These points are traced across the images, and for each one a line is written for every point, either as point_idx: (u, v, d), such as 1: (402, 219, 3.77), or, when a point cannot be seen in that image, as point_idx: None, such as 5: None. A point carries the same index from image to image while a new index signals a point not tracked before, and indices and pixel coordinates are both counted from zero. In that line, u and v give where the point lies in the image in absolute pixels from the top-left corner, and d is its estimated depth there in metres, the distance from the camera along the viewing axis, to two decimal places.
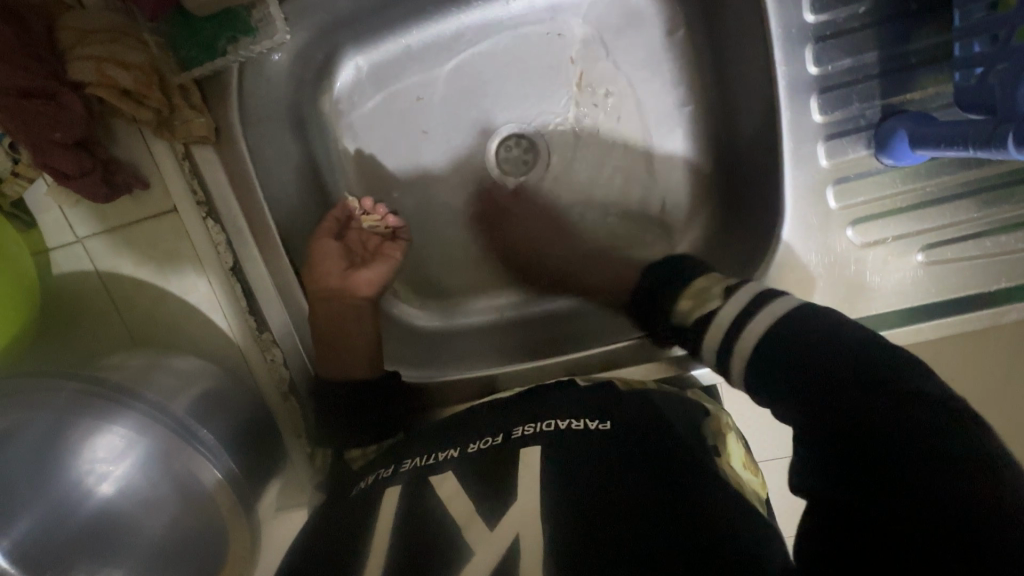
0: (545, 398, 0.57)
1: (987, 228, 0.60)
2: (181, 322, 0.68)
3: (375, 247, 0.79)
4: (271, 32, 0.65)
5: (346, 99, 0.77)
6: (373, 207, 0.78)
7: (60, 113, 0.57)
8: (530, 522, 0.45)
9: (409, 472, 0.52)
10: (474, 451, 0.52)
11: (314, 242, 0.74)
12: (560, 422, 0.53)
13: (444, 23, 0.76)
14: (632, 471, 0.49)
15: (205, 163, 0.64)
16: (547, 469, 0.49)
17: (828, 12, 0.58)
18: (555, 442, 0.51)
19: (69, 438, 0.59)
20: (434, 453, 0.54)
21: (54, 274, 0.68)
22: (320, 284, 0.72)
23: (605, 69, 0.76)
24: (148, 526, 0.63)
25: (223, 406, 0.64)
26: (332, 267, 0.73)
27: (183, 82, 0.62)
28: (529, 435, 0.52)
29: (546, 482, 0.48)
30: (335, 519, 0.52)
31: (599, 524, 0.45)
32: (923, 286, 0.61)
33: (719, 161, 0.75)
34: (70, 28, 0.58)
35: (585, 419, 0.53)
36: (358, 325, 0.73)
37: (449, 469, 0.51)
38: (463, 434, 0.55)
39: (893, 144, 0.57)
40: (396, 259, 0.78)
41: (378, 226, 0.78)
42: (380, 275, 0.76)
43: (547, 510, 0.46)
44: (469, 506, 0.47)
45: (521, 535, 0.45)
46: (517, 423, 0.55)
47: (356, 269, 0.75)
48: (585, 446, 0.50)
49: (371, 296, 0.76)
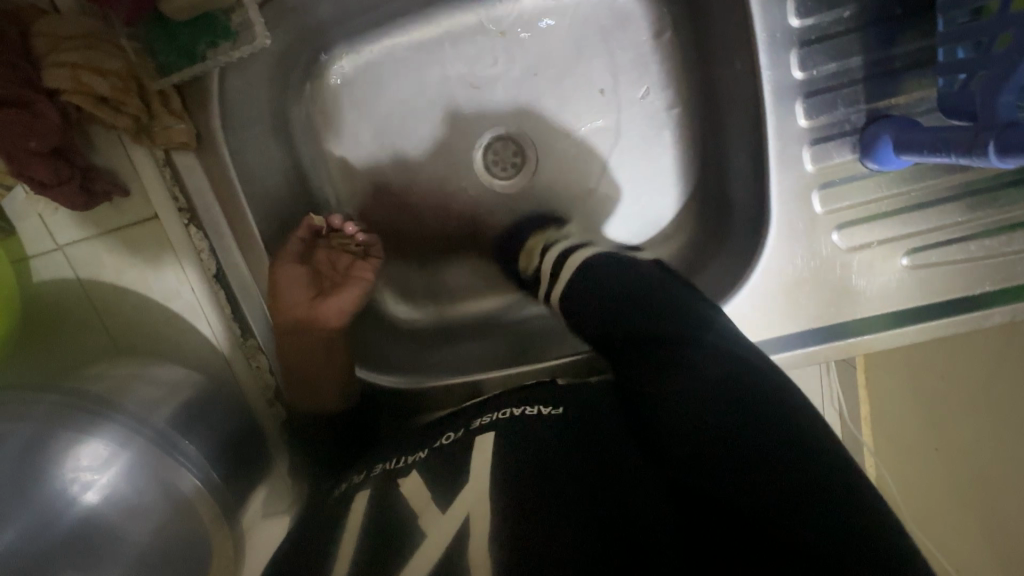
0: (504, 398, 0.57)
1: (972, 232, 0.60)
2: (164, 329, 0.68)
3: (346, 266, 0.74)
4: (249, 39, 0.63)
5: (328, 102, 0.76)
6: (343, 225, 0.74)
7: (35, 121, 0.56)
8: (484, 504, 0.45)
9: (380, 475, 0.52)
10: (437, 447, 0.52)
11: (273, 264, 0.68)
12: (514, 410, 0.53)
13: (428, 26, 0.75)
14: (584, 457, 0.48)
15: (186, 169, 0.63)
16: (496, 454, 0.48)
17: (814, 16, 0.58)
18: (510, 430, 0.51)
19: (51, 449, 0.58)
20: (403, 456, 0.54)
21: (35, 282, 0.67)
22: (286, 314, 0.67)
23: (590, 70, 0.76)
24: (136, 537, 0.62)
25: (206, 413, 0.64)
26: (299, 296, 0.68)
27: (162, 88, 0.61)
28: (486, 424, 0.52)
29: (496, 464, 0.48)
30: (314, 520, 0.52)
31: (531, 510, 0.43)
32: (907, 290, 0.61)
33: (706, 162, 0.74)
34: (46, 35, 0.57)
35: (539, 406, 0.53)
36: (328, 357, 0.69)
37: (411, 469, 0.51)
38: (430, 435, 0.55)
39: (878, 149, 0.56)
40: (369, 279, 0.73)
41: (347, 244, 0.75)
42: (350, 301, 0.71)
43: (492, 493, 0.45)
44: (424, 495, 0.47)
45: (469, 513, 0.44)
46: (474, 418, 0.55)
47: (326, 296, 0.71)
48: (537, 432, 0.50)
49: (345, 325, 0.72)
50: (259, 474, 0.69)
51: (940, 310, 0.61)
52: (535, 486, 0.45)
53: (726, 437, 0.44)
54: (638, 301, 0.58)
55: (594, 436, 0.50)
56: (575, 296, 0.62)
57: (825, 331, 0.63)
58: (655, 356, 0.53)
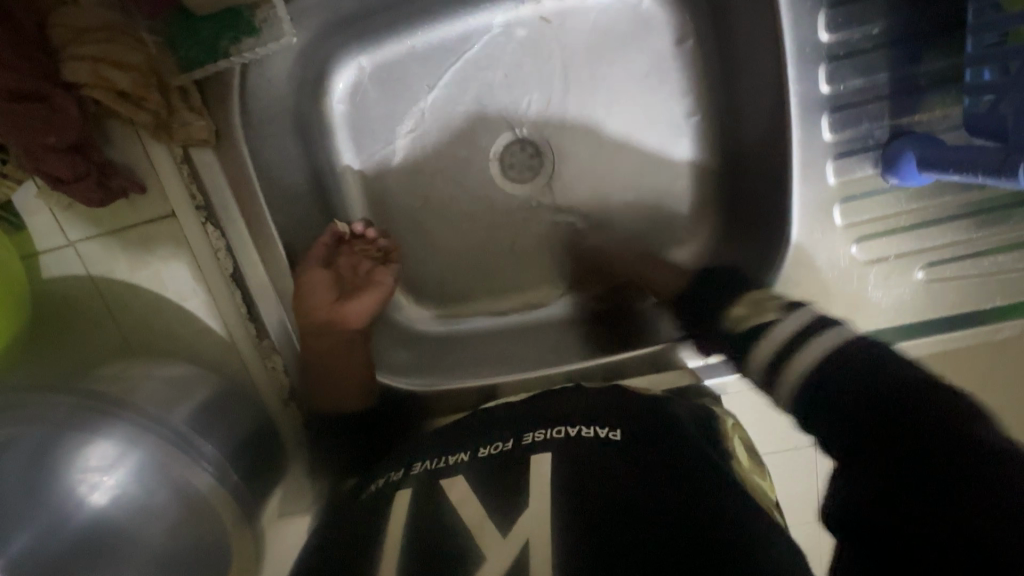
0: (542, 407, 0.57)
1: (985, 248, 0.61)
2: (179, 328, 0.67)
3: (367, 273, 0.73)
4: (277, 35, 0.63)
5: (346, 100, 0.75)
6: (365, 231, 0.74)
7: (55, 116, 0.54)
8: (540, 524, 0.46)
9: (420, 476, 0.52)
10: (483, 456, 0.52)
11: (300, 271, 0.68)
12: (570, 428, 0.53)
13: (450, 27, 0.75)
14: (637, 475, 0.48)
15: (203, 167, 0.62)
16: (553, 474, 0.49)
17: (843, 32, 0.58)
18: (565, 450, 0.51)
19: (59, 450, 0.57)
20: (442, 456, 0.54)
21: (44, 279, 0.66)
22: (310, 320, 0.67)
23: (614, 76, 0.75)
24: (146, 539, 0.61)
25: (224, 415, 0.63)
26: (322, 300, 0.67)
27: (182, 84, 0.60)
28: (538, 441, 0.52)
29: (552, 483, 0.48)
30: (345, 522, 0.52)
31: (592, 528, 0.45)
32: (921, 303, 0.63)
33: (727, 170, 0.75)
34: (65, 27, 0.56)
35: (596, 426, 0.53)
36: (350, 364, 0.68)
37: (456, 473, 0.51)
38: (473, 439, 0.55)
39: (899, 166, 0.57)
40: (389, 285, 0.72)
41: (369, 250, 0.74)
42: (371, 305, 0.70)
43: (551, 511, 0.46)
44: (478, 509, 0.47)
45: (528, 539, 0.45)
46: (524, 430, 0.54)
47: (347, 300, 0.70)
48: (584, 449, 0.51)
49: (364, 329, 0.71)
50: (277, 476, 0.68)
51: (953, 322, 0.63)
52: (598, 497, 0.47)
53: (965, 501, 0.40)
54: (857, 377, 0.50)
55: (661, 456, 0.50)
56: (830, 377, 0.51)
57: None
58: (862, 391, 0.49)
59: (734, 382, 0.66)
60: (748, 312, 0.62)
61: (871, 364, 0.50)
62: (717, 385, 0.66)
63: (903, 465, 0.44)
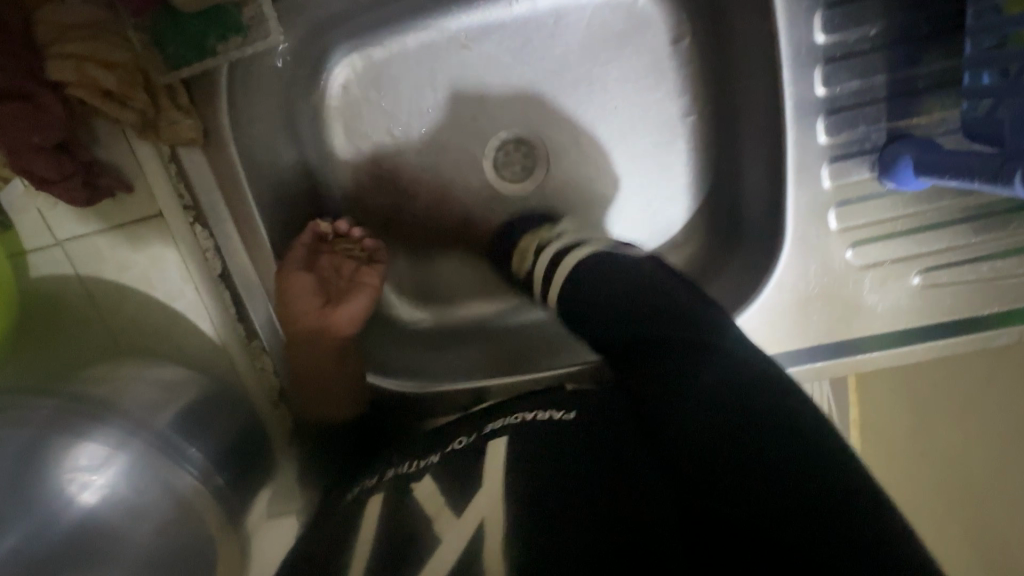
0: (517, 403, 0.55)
1: (982, 253, 0.60)
2: (164, 327, 0.67)
3: (351, 273, 0.73)
4: (263, 33, 0.62)
5: (337, 98, 0.74)
6: (348, 231, 0.73)
7: (40, 116, 0.54)
8: (495, 507, 0.45)
9: (395, 478, 0.52)
10: (451, 452, 0.52)
11: (286, 274, 0.66)
12: (527, 414, 0.52)
13: (441, 24, 0.74)
14: (601, 445, 0.48)
15: (192, 166, 0.61)
16: (509, 459, 0.48)
17: (840, 33, 0.57)
18: (523, 435, 0.50)
19: (46, 451, 0.56)
20: (417, 459, 0.53)
21: (32, 278, 0.66)
22: (297, 324, 0.66)
23: (607, 74, 0.74)
24: (136, 539, 0.61)
25: (212, 416, 0.63)
26: (309, 304, 0.67)
27: (169, 83, 0.59)
28: (500, 429, 0.52)
29: (508, 465, 0.48)
30: (329, 523, 0.52)
31: (539, 504, 0.44)
32: (918, 308, 0.62)
33: (721, 172, 0.74)
34: (50, 24, 0.56)
35: (551, 409, 0.52)
36: (339, 370, 0.67)
37: (424, 474, 0.50)
38: (440, 440, 0.54)
39: (897, 169, 0.56)
40: (376, 285, 0.71)
41: (353, 251, 0.73)
42: (361, 307, 0.70)
43: (506, 496, 0.45)
44: (436, 502, 0.47)
45: (482, 519, 0.44)
46: (484, 422, 0.54)
47: (336, 304, 0.69)
48: (544, 432, 0.50)
49: (355, 333, 0.70)
50: (268, 475, 0.68)
51: (948, 329, 0.62)
52: (556, 483, 0.45)
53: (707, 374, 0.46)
54: (608, 309, 0.55)
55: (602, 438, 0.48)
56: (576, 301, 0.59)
57: (834, 347, 0.63)
58: (601, 314, 0.56)
59: None
60: (520, 257, 0.69)
61: (609, 293, 0.56)
62: None
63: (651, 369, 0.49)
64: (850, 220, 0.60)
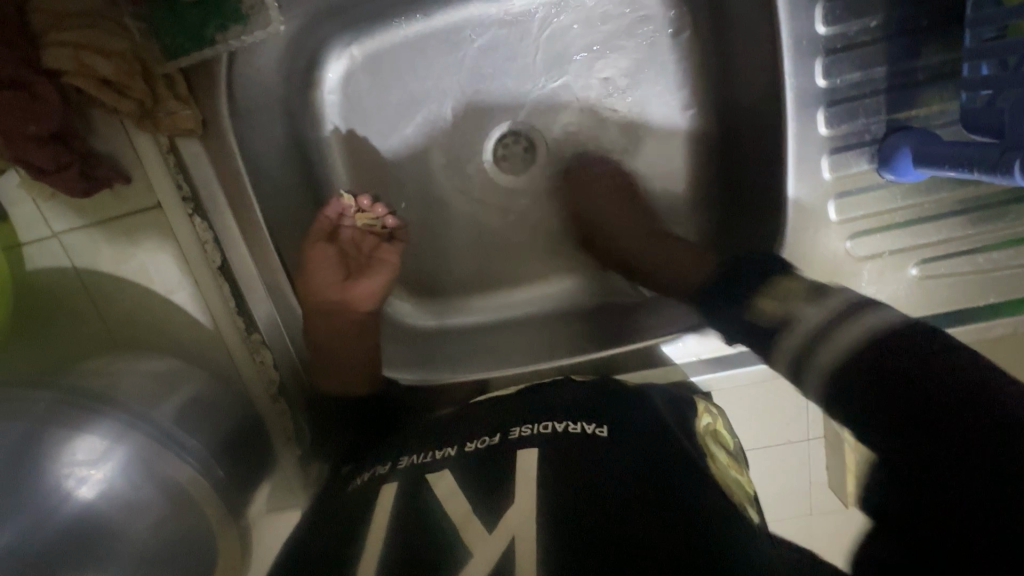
0: (535, 398, 0.56)
1: (981, 244, 0.60)
2: (165, 320, 0.66)
3: (371, 248, 0.73)
4: (263, 22, 0.62)
5: (337, 90, 0.74)
6: (372, 206, 0.72)
7: (34, 104, 0.53)
8: (527, 523, 0.44)
9: (405, 469, 0.51)
10: (469, 452, 0.51)
11: (308, 247, 0.69)
12: (556, 424, 0.51)
13: (442, 16, 0.73)
14: (644, 480, 0.46)
15: (192, 158, 0.61)
16: (540, 475, 0.47)
17: (839, 25, 0.57)
18: (554, 449, 0.49)
19: (46, 444, 0.55)
20: (431, 450, 0.52)
21: (28, 270, 0.65)
22: (315, 296, 0.67)
23: (609, 67, 0.74)
24: (134, 533, 0.60)
25: (214, 411, 0.63)
26: (331, 277, 0.69)
27: (168, 72, 0.59)
28: (525, 435, 0.51)
29: (538, 480, 0.46)
30: (331, 512, 0.51)
31: (585, 539, 0.42)
32: (916, 299, 0.62)
33: (721, 164, 0.74)
34: (45, 13, 0.55)
35: (584, 423, 0.51)
36: (360, 344, 0.69)
37: (445, 466, 0.50)
38: (462, 434, 0.53)
39: (896, 160, 0.57)
40: (394, 262, 0.72)
41: (374, 225, 0.72)
42: (380, 285, 0.71)
43: (535, 505, 0.45)
44: (463, 505, 0.46)
45: (514, 536, 0.43)
46: (508, 423, 0.53)
47: (356, 280, 0.70)
48: (574, 446, 0.49)
49: (373, 309, 0.71)
50: (265, 473, 0.67)
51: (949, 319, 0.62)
52: (587, 497, 0.45)
53: (994, 479, 0.41)
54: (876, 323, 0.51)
55: (660, 452, 0.49)
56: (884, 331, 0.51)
57: None
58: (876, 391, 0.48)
59: (719, 379, 0.65)
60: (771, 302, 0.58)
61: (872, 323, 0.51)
62: (704, 381, 0.64)
63: (936, 466, 0.44)
64: (847, 210, 0.61)
